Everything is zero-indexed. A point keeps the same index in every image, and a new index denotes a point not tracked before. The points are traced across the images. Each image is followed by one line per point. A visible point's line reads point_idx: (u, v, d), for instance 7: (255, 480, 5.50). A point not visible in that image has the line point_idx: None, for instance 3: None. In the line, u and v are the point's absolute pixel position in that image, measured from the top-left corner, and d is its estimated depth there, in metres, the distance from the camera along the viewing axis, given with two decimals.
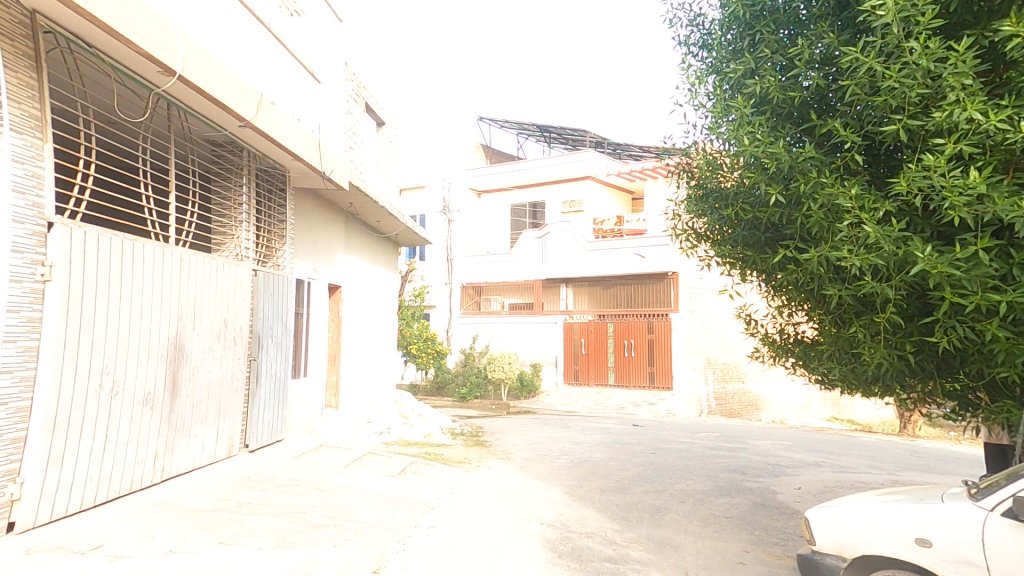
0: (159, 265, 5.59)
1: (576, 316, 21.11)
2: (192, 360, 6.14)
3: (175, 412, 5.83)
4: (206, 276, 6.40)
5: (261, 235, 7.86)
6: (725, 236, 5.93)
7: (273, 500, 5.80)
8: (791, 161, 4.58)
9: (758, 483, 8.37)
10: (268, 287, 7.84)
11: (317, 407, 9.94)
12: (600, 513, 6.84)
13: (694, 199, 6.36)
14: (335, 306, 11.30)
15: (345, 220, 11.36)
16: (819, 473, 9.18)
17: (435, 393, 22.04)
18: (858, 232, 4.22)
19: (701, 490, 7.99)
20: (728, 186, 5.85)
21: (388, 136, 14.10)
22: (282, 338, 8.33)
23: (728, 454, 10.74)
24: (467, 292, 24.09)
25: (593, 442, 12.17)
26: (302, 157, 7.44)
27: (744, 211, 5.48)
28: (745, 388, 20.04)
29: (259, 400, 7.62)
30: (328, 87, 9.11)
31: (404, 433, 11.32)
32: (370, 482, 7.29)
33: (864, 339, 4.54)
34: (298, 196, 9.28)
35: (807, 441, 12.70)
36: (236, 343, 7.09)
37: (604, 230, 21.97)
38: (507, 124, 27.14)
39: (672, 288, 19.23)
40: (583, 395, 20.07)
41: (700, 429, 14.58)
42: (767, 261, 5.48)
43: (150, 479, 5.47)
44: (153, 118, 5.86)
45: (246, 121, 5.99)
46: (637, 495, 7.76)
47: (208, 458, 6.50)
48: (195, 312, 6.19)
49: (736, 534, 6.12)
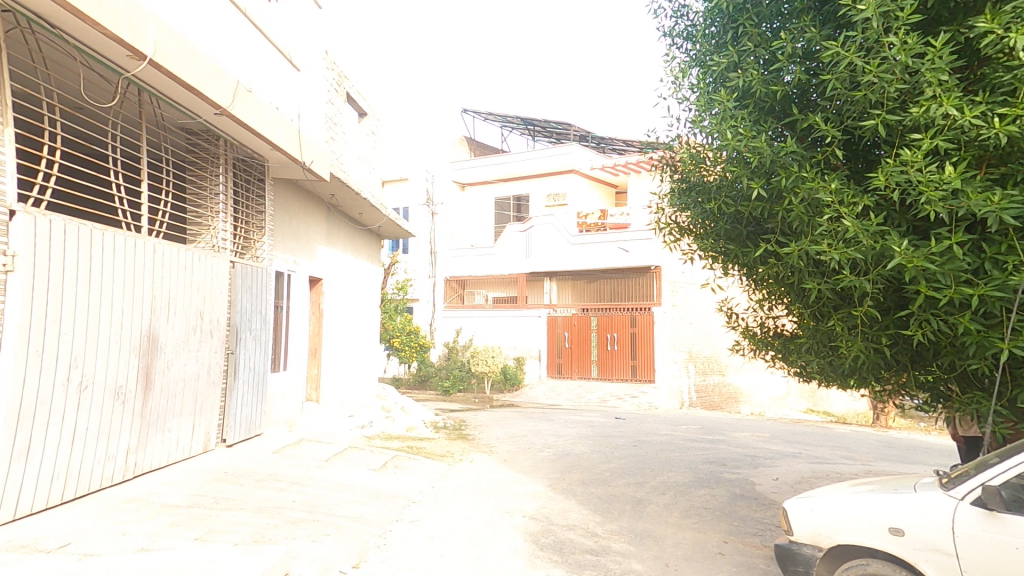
0: (131, 255, 5.44)
1: (559, 310, 21.29)
2: (166, 353, 6.00)
3: (148, 406, 5.71)
4: (181, 268, 6.25)
5: (239, 226, 7.70)
6: (707, 230, 6.01)
7: (252, 495, 5.73)
8: (772, 155, 4.63)
9: (737, 474, 8.48)
10: (246, 278, 7.69)
11: (297, 401, 9.84)
12: (582, 506, 6.87)
13: (677, 193, 6.42)
14: (316, 299, 11.14)
15: (327, 211, 11.20)
16: (796, 464, 9.32)
17: (417, 386, 21.78)
18: (836, 227, 4.30)
19: (681, 482, 8.07)
20: (710, 180, 5.89)
21: (369, 127, 13.92)
22: (261, 330, 8.19)
23: (708, 446, 10.88)
24: (450, 285, 23.95)
25: (576, 434, 12.23)
26: (281, 147, 7.32)
27: (726, 205, 5.55)
28: (725, 381, 20.28)
29: (238, 394, 7.51)
30: (308, 75, 8.93)
31: (386, 426, 11.26)
32: (350, 476, 7.21)
33: (842, 332, 4.63)
34: (278, 188, 9.11)
35: (785, 433, 12.90)
36: (213, 336, 6.96)
37: (588, 224, 21.88)
38: (491, 117, 26.96)
39: (655, 282, 19.45)
40: (566, 388, 20.16)
41: (681, 421, 14.73)
42: (749, 254, 5.56)
43: (121, 475, 5.35)
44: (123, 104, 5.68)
45: (221, 109, 5.86)
46: (618, 487, 7.82)
47: (183, 453, 6.39)
48: (170, 304, 6.06)
49: (715, 524, 6.20)
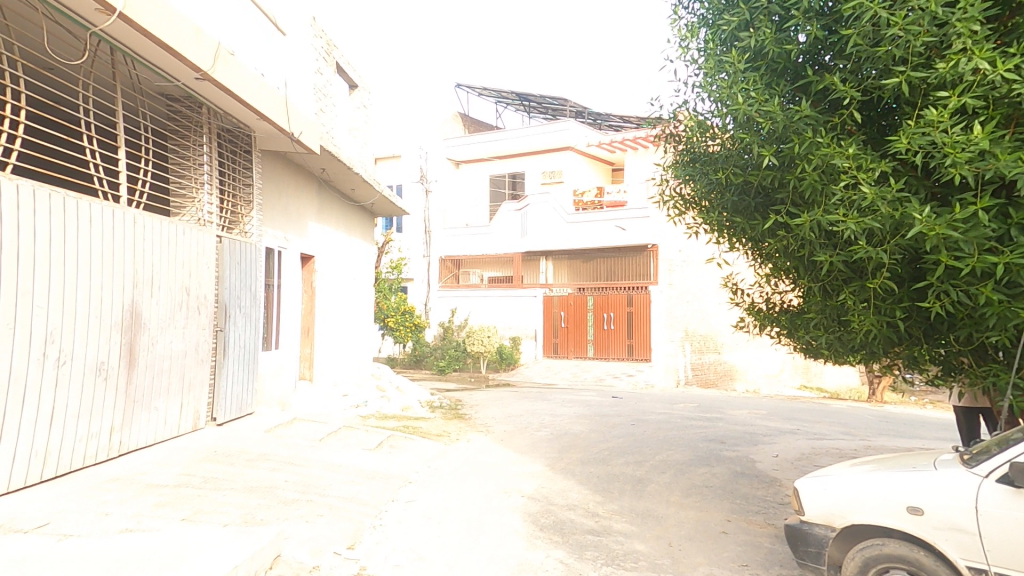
0: (110, 228, 5.16)
1: (555, 290, 20.98)
2: (151, 329, 5.76)
3: (132, 384, 5.48)
4: (164, 242, 5.98)
5: (225, 200, 7.42)
6: (713, 203, 5.86)
7: (243, 475, 5.55)
8: (786, 120, 4.47)
9: (736, 452, 8.39)
10: (234, 254, 7.43)
11: (290, 380, 9.67)
12: (582, 485, 6.75)
13: (681, 164, 6.30)
14: (308, 278, 10.88)
15: (318, 186, 10.87)
16: (796, 441, 9.23)
17: (412, 365, 21.64)
18: (853, 194, 4.14)
19: (681, 460, 7.96)
20: (717, 150, 5.80)
21: (361, 100, 13.52)
22: (250, 308, 7.95)
23: (706, 424, 10.79)
24: (445, 265, 23.67)
25: (573, 413, 12.13)
26: (268, 117, 7.04)
27: (734, 175, 5.39)
28: (721, 359, 20.02)
29: (227, 373, 7.30)
30: (295, 41, 8.53)
31: (381, 406, 11.13)
32: (344, 455, 7.06)
33: (854, 306, 4.49)
34: (266, 161, 8.78)
35: (782, 410, 12.84)
36: (200, 312, 6.72)
37: (584, 202, 21.46)
38: (486, 92, 26.39)
39: (652, 261, 19.34)
40: (562, 367, 20.08)
41: (678, 399, 14.67)
42: (756, 227, 5.39)
43: (105, 454, 5.14)
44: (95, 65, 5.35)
45: (201, 73, 5.55)
46: (618, 466, 7.71)
47: (171, 432, 6.17)
48: (153, 279, 5.80)
49: (717, 503, 6.09)
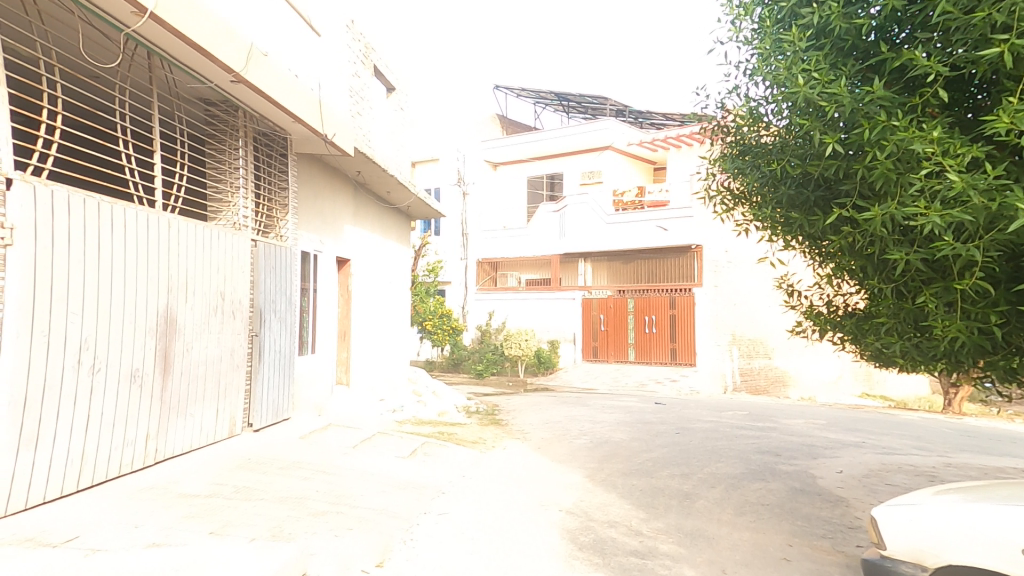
0: (144, 232, 5.09)
1: (595, 292, 20.56)
2: (186, 335, 5.69)
3: (168, 390, 5.40)
4: (198, 247, 5.92)
5: (261, 203, 7.40)
6: (766, 198, 5.41)
7: (275, 484, 5.41)
8: (854, 103, 4.05)
9: (794, 466, 7.80)
10: (269, 258, 7.37)
11: (327, 384, 9.64)
12: (623, 500, 6.35)
13: (730, 157, 5.89)
14: (344, 281, 10.85)
15: (354, 190, 10.83)
16: (860, 455, 8.54)
17: (450, 369, 21.57)
18: (937, 183, 3.70)
19: (732, 474, 7.45)
20: (770, 141, 5.40)
21: (398, 103, 13.48)
22: (285, 313, 7.90)
23: (758, 434, 10.17)
24: (483, 268, 23.53)
25: (614, 420, 11.68)
26: (303, 119, 6.97)
27: (792, 166, 4.94)
28: (772, 365, 19.16)
29: (263, 377, 7.25)
30: (330, 42, 8.46)
31: (417, 411, 11.01)
32: (378, 464, 6.88)
33: (935, 310, 4.02)
34: (302, 164, 8.76)
35: (842, 420, 12.02)
36: (235, 317, 6.67)
37: (625, 202, 20.83)
38: (523, 93, 26.16)
39: (695, 262, 18.74)
40: (602, 371, 19.59)
41: (726, 406, 14.00)
42: (816, 223, 4.94)
43: (141, 463, 5.06)
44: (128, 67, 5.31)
45: (234, 74, 5.47)
46: (663, 479, 7.27)
47: (207, 439, 6.09)
48: (188, 284, 5.73)
49: (775, 524, 5.60)
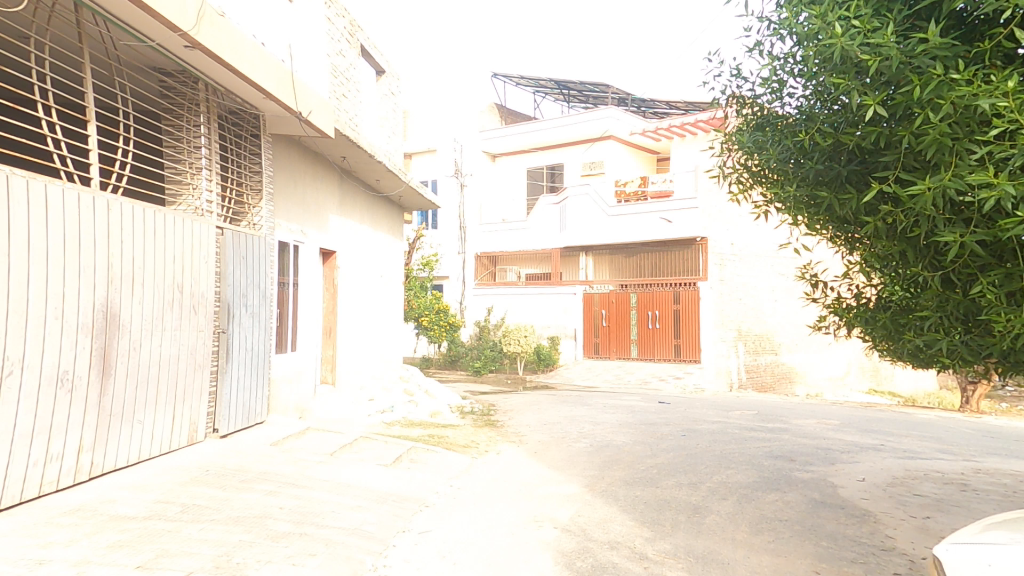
0: (73, 214, 4.44)
1: (596, 287, 19.92)
2: (133, 332, 5.07)
3: (107, 395, 4.77)
4: (147, 233, 5.25)
5: (228, 186, 6.76)
6: (789, 174, 4.74)
7: (232, 501, 4.78)
8: (903, 54, 3.43)
9: (811, 474, 7.15)
10: (238, 248, 6.72)
11: (309, 384, 9.00)
12: (626, 515, 5.72)
13: (748, 132, 5.26)
14: (330, 275, 10.18)
15: (339, 177, 10.18)
16: (882, 461, 7.86)
17: (448, 366, 20.94)
18: (1007, 147, 3.09)
19: (745, 483, 6.80)
20: (795, 112, 4.77)
21: (389, 87, 12.80)
22: (259, 307, 7.25)
23: (769, 436, 9.51)
24: (481, 262, 22.91)
25: (616, 421, 11.04)
26: (273, 94, 6.37)
27: (823, 134, 4.29)
28: (779, 361, 18.45)
29: (231, 378, 6.63)
30: (305, 13, 7.81)
31: (408, 411, 10.41)
32: (355, 473, 6.25)
33: (995, 301, 3.42)
34: (278, 147, 8.11)
35: (858, 420, 11.34)
36: (197, 313, 6.02)
37: (627, 194, 19.91)
38: (523, 82, 25.44)
39: (701, 255, 17.94)
40: (604, 368, 18.97)
41: (733, 405, 13.37)
42: (849, 202, 4.25)
43: (71, 479, 4.42)
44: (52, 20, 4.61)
45: (183, 35, 4.85)
46: (668, 489, 6.62)
47: (160, 448, 5.46)
48: (134, 275, 5.09)
49: (797, 545, 4.95)
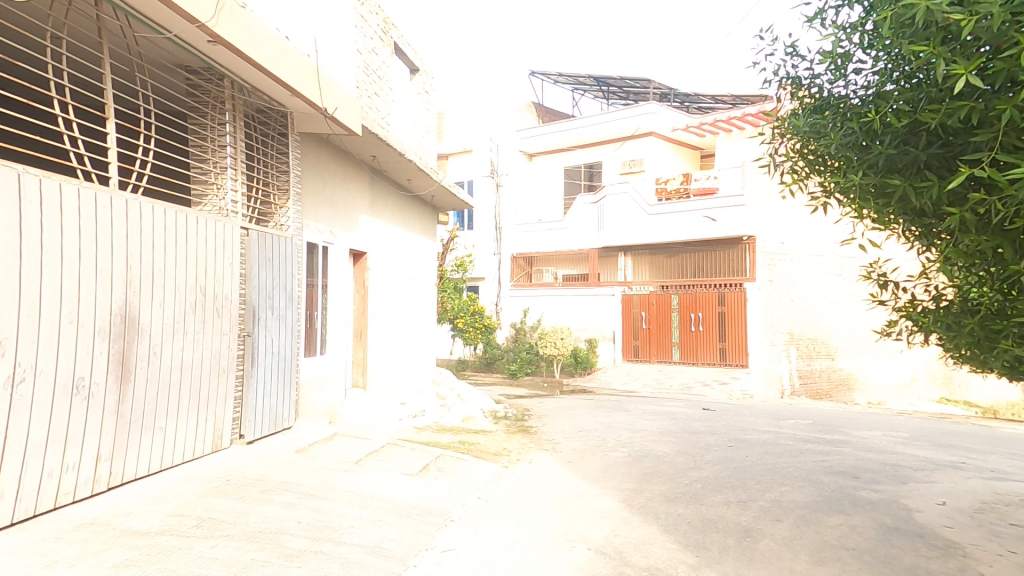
0: (89, 214, 4.30)
1: (635, 288, 19.29)
2: (153, 336, 4.93)
3: (126, 401, 4.64)
4: (167, 234, 5.10)
5: (254, 186, 6.63)
6: (854, 161, 4.16)
7: (250, 514, 4.56)
8: (1008, 10, 2.86)
9: (879, 495, 6.46)
10: (263, 248, 6.56)
11: (339, 388, 8.83)
12: (669, 537, 5.23)
13: (806, 117, 4.70)
14: (360, 276, 10.02)
15: (369, 176, 10.01)
16: (963, 481, 7.05)
17: (484, 369, 20.64)
18: None
19: (802, 503, 6.19)
20: (863, 91, 4.20)
21: (423, 85, 12.60)
22: (285, 309, 7.08)
23: (828, 449, 8.76)
24: (517, 263, 22.54)
25: (657, 429, 10.46)
26: (299, 91, 6.21)
27: (900, 113, 3.71)
28: (835, 366, 17.34)
29: (257, 382, 6.47)
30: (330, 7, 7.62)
31: (440, 416, 10.14)
32: (381, 484, 5.97)
33: None
34: (307, 147, 7.99)
35: (929, 433, 10.38)
36: (221, 316, 5.88)
37: (668, 191, 19.34)
38: (561, 79, 24.96)
39: (748, 255, 17.26)
40: (644, 372, 18.30)
41: (786, 414, 12.54)
42: (928, 190, 3.66)
43: (88, 489, 4.29)
44: (72, 17, 4.51)
45: (202, 28, 4.69)
46: (715, 507, 6.08)
47: (183, 456, 5.33)
48: (155, 277, 4.95)
49: None
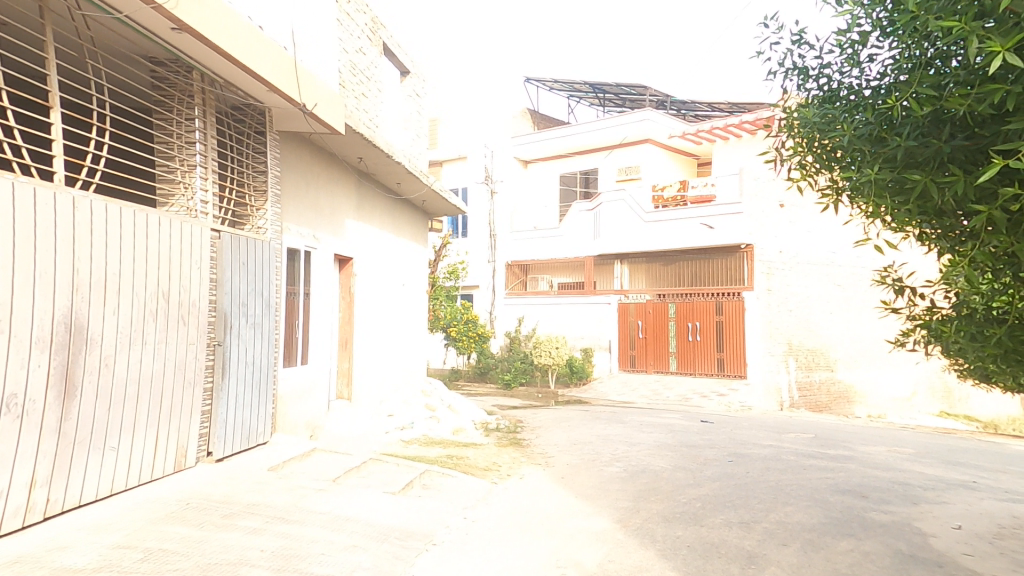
0: (29, 213, 3.90)
1: (632, 296, 18.94)
2: (103, 347, 4.51)
3: (70, 416, 4.22)
4: (124, 235, 4.70)
5: (228, 186, 6.25)
6: (868, 155, 3.79)
7: (207, 542, 4.13)
8: None
9: (891, 516, 6.07)
10: (236, 253, 6.15)
11: (322, 399, 8.39)
12: (666, 563, 4.82)
13: (816, 109, 4.36)
14: (346, 283, 9.62)
15: (356, 179, 9.65)
16: (978, 502, 6.68)
17: (477, 379, 20.07)
18: None
19: (809, 525, 5.79)
20: (878, 80, 3.87)
21: (414, 87, 12.30)
22: (262, 318, 6.66)
23: (833, 466, 8.38)
24: (512, 271, 22.14)
25: (655, 443, 10.06)
26: (274, 84, 5.85)
27: (923, 101, 3.36)
28: (835, 378, 16.84)
29: (228, 395, 6.04)
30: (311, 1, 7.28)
31: (429, 429, 9.73)
32: (359, 505, 5.54)
33: None
34: (288, 146, 7.62)
35: (937, 449, 10.01)
36: (187, 324, 5.46)
37: (664, 198, 18.92)
38: (556, 86, 24.80)
39: (746, 263, 16.94)
40: (641, 383, 17.90)
41: (787, 427, 12.15)
42: (953, 186, 3.29)
43: (20, 519, 3.87)
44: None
45: (158, 10, 4.33)
46: (715, 529, 5.68)
47: (139, 477, 4.90)
48: (108, 282, 4.55)
49: None
